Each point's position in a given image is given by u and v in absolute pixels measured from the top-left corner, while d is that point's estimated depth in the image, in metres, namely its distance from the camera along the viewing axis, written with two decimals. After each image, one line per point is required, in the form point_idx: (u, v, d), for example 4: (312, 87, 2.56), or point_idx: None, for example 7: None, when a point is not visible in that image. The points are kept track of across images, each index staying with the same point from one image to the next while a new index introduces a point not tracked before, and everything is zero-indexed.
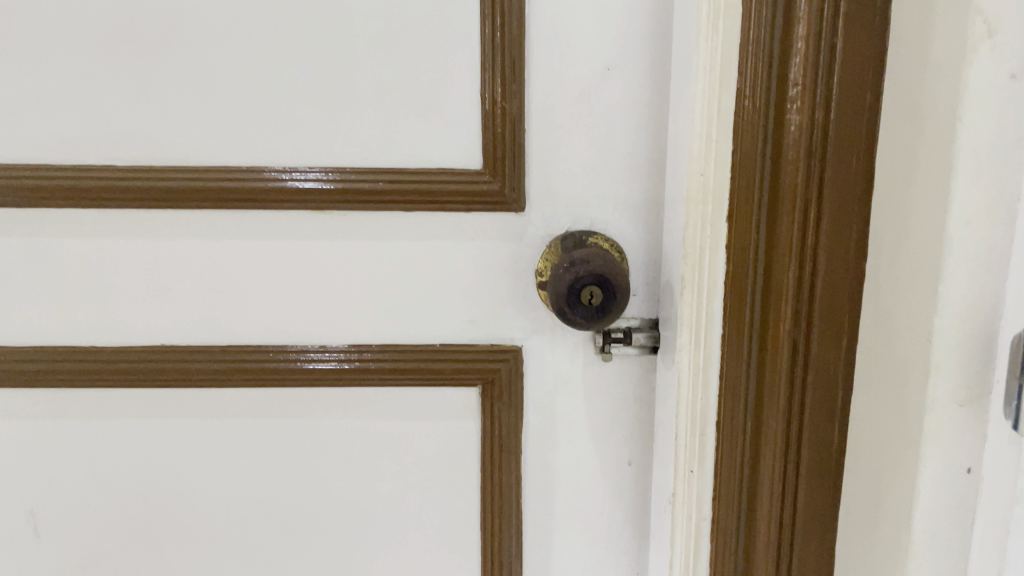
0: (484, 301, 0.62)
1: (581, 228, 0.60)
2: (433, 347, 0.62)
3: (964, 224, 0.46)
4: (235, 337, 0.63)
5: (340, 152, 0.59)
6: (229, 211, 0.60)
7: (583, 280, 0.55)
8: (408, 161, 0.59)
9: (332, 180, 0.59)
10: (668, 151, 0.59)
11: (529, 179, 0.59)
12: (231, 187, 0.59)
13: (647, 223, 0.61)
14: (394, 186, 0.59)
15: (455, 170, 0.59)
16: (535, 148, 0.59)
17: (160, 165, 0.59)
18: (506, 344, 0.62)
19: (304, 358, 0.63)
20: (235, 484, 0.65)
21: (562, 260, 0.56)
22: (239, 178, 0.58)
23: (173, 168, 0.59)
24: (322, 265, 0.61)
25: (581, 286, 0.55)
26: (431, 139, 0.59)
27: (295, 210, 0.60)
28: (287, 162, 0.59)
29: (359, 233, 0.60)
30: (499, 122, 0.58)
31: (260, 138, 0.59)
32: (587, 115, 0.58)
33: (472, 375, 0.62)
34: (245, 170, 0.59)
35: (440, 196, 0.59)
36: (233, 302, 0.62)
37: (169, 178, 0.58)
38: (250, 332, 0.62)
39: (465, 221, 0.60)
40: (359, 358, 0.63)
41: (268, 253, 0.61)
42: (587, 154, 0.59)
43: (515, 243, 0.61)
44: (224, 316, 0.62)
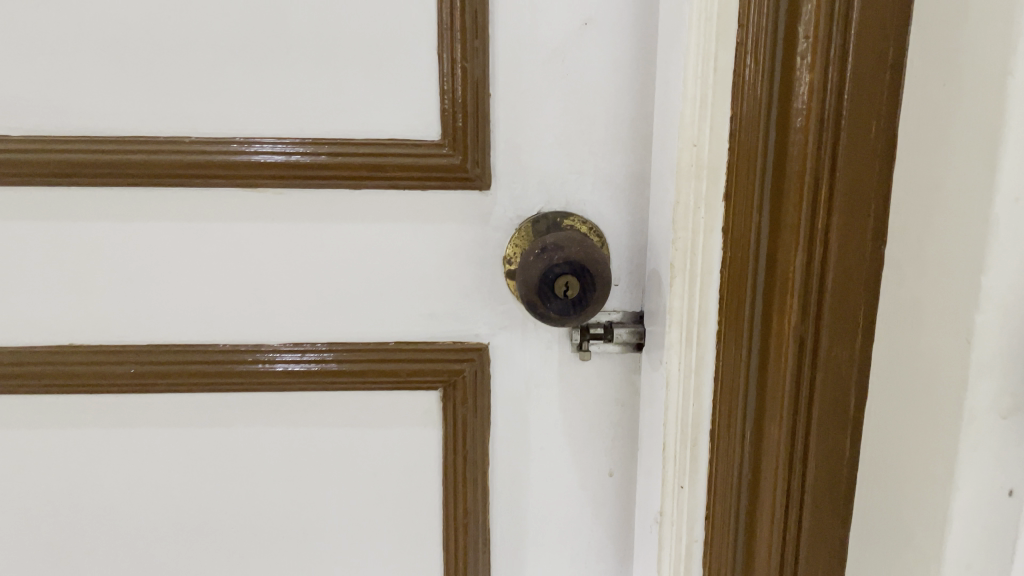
0: (444, 293, 0.54)
1: (555, 209, 0.53)
2: (387, 345, 0.55)
3: (1015, 194, 0.36)
4: (159, 335, 0.54)
5: (275, 120, 0.51)
6: (146, 189, 0.52)
7: (557, 269, 0.47)
8: (354, 131, 0.51)
9: (267, 153, 0.50)
10: (655, 119, 0.51)
11: (495, 153, 0.52)
12: (147, 161, 0.50)
13: (631, 202, 0.53)
14: (339, 160, 0.51)
15: (409, 142, 0.51)
16: (501, 116, 0.51)
17: (62, 137, 0.50)
18: (470, 342, 0.55)
19: (239, 359, 0.55)
20: (164, 500, 0.58)
21: (535, 245, 0.49)
22: (156, 151, 0.50)
23: (78, 140, 0.50)
24: (257, 253, 0.53)
25: (554, 275, 0.47)
26: (380, 105, 0.51)
27: (225, 189, 0.52)
28: (213, 133, 0.51)
29: (299, 215, 0.52)
30: (460, 86, 0.50)
31: (180, 105, 0.50)
32: (561, 76, 0.50)
33: (432, 377, 0.55)
34: (164, 141, 0.50)
35: (392, 172, 0.51)
36: (154, 295, 0.54)
37: (73, 150, 0.50)
38: (176, 330, 0.54)
39: (422, 201, 0.52)
40: (303, 358, 0.55)
41: (195, 239, 0.53)
42: (562, 123, 0.51)
43: (480, 226, 0.53)
44: (146, 312, 0.54)
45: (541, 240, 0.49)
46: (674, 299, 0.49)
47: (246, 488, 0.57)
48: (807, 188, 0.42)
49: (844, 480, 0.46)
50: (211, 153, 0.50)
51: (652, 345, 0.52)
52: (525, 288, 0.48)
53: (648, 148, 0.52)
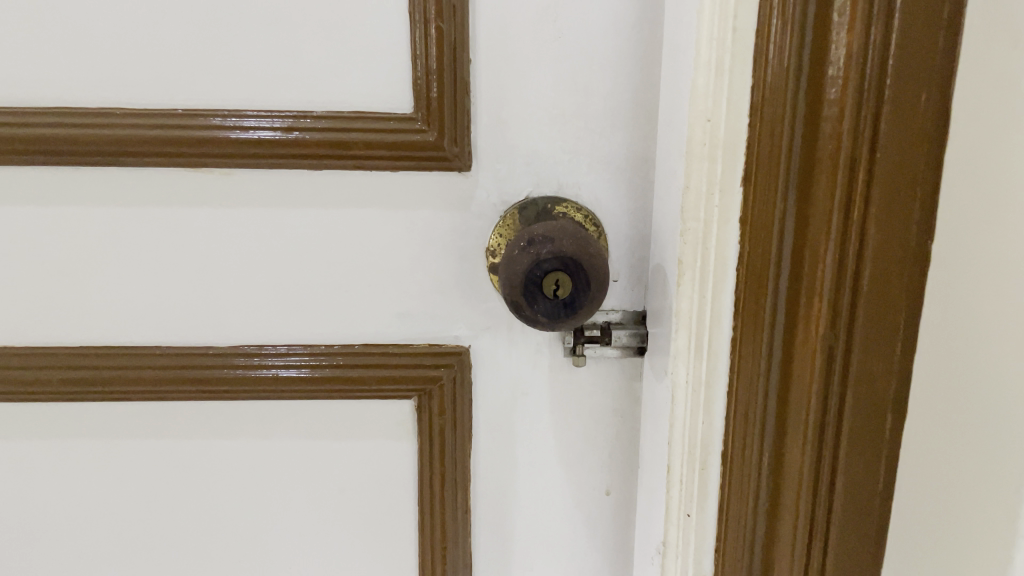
0: (419, 289, 0.47)
1: (546, 194, 0.46)
2: (354, 348, 0.48)
3: None
4: (94, 336, 0.48)
5: (221, 89, 0.44)
6: (76, 168, 0.45)
7: (540, 275, 0.40)
8: (313, 102, 0.44)
9: (212, 127, 0.43)
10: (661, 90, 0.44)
11: (476, 129, 0.45)
12: (75, 135, 0.43)
13: (633, 186, 0.46)
14: (295, 137, 0.44)
15: (376, 115, 0.44)
16: (483, 86, 0.44)
17: None
18: (449, 345, 0.48)
19: (185, 364, 0.48)
20: (104, 519, 0.51)
21: (523, 235, 0.42)
22: (84, 123, 0.43)
23: None
24: (204, 244, 0.46)
25: (535, 283, 0.40)
26: (343, 72, 0.44)
27: (165, 170, 0.45)
28: (149, 104, 0.44)
29: (251, 200, 0.45)
30: (434, 49, 0.43)
31: (112, 71, 0.43)
32: (552, 41, 0.43)
33: (405, 384, 0.48)
34: (93, 112, 0.43)
35: (357, 150, 0.44)
36: (88, 290, 0.47)
37: None
38: (113, 329, 0.48)
39: (392, 184, 0.45)
40: (259, 363, 0.48)
41: (131, 228, 0.46)
42: (553, 95, 0.44)
43: (459, 214, 0.46)
44: (78, 310, 0.47)
45: (530, 232, 0.42)
46: (682, 300, 0.42)
47: (197, 505, 0.51)
48: (840, 172, 0.35)
49: (878, 509, 0.40)
50: (147, 129, 0.43)
51: (656, 350, 0.46)
52: (504, 292, 0.41)
53: (653, 123, 0.45)
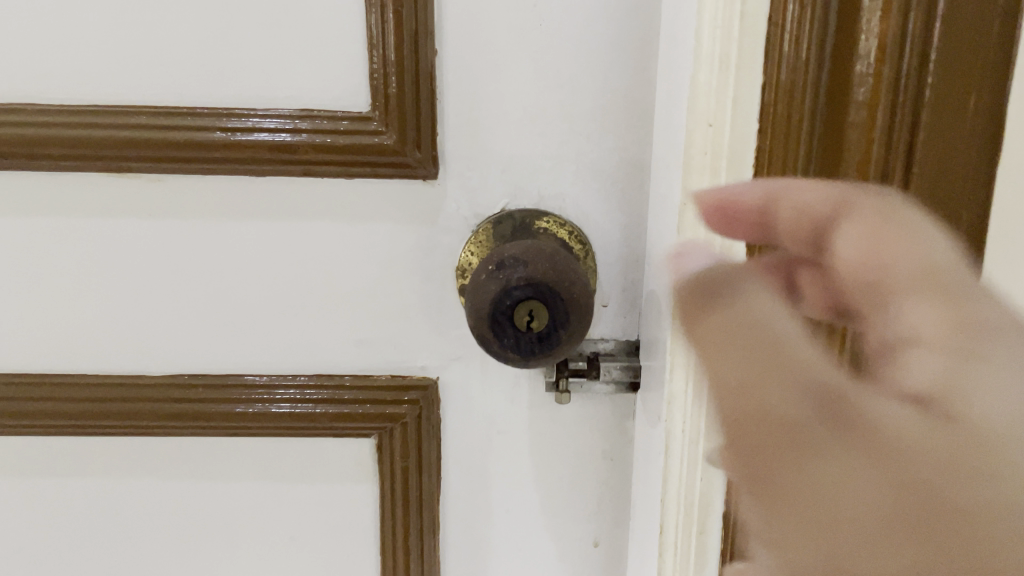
0: (381, 313, 0.41)
1: (525, 207, 0.40)
2: (305, 381, 0.42)
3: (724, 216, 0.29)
4: (8, 365, 0.42)
5: (144, 80, 0.37)
6: None
7: (510, 311, 0.34)
8: (253, 98, 0.38)
9: (133, 126, 0.37)
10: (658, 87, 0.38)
11: (444, 130, 0.39)
12: None
13: (625, 198, 0.40)
14: (232, 139, 0.38)
15: (324, 114, 0.38)
16: (451, 81, 0.38)
17: None
18: (414, 376, 0.42)
19: (110, 398, 0.42)
20: (26, 569, 0.45)
21: (492, 260, 0.36)
22: None
23: None
24: (130, 260, 0.40)
25: (505, 320, 0.34)
26: (288, 64, 0.37)
27: (84, 174, 0.39)
28: (59, 98, 0.37)
29: (184, 211, 0.39)
30: (393, 38, 0.36)
31: (16, 59, 0.37)
32: (531, 28, 0.37)
33: (364, 421, 0.42)
34: None
35: (305, 155, 0.38)
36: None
37: None
38: (29, 357, 0.41)
39: (348, 194, 0.39)
40: (196, 397, 0.42)
41: (47, 241, 0.40)
42: (533, 92, 0.38)
43: (425, 228, 0.40)
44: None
45: (501, 256, 0.36)
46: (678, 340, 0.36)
47: (129, 556, 0.45)
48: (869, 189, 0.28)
49: None
50: (57, 128, 0.37)
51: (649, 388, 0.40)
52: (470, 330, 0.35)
53: (648, 124, 0.39)
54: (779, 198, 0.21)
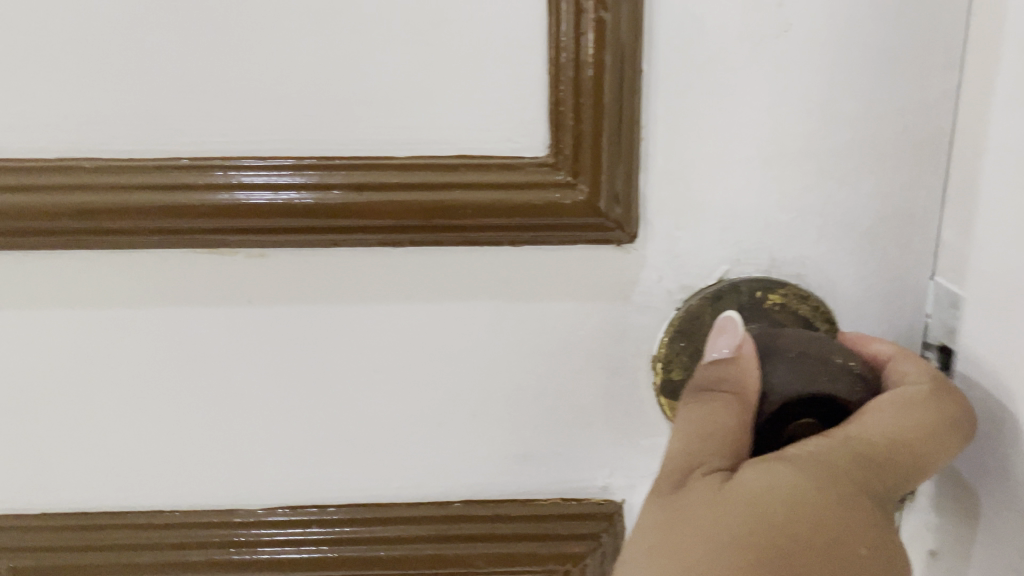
0: (550, 420, 0.31)
1: (754, 276, 0.29)
2: (450, 508, 0.32)
3: None
4: (67, 501, 0.32)
5: (249, 123, 0.28)
6: (34, 254, 0.29)
7: (801, 421, 0.24)
8: (395, 142, 0.28)
9: (234, 187, 0.28)
10: (942, 114, 0.28)
11: (649, 178, 0.28)
12: (28, 204, 0.28)
13: (887, 260, 0.30)
14: (368, 201, 0.28)
15: (491, 162, 0.28)
16: (659, 111, 0.28)
17: None
18: (593, 500, 0.32)
19: (193, 542, 0.32)
20: None
21: (817, 348, 0.25)
22: (45, 186, 0.28)
23: None
24: (227, 358, 0.30)
25: (797, 429, 0.24)
26: (444, 95, 0.27)
27: (168, 253, 0.29)
28: (137, 152, 0.28)
29: (297, 295, 0.30)
30: (592, 54, 0.26)
31: (83, 105, 0.27)
32: (771, 38, 0.27)
33: (528, 561, 0.32)
34: (57, 167, 0.28)
35: (467, 219, 0.28)
36: (56, 434, 0.31)
37: None
38: (95, 489, 0.32)
39: (513, 266, 0.29)
40: (307, 532, 0.32)
41: (113, 339, 0.30)
42: (766, 124, 0.28)
43: (615, 308, 0.30)
44: (30, 460, 0.31)
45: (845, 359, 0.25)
46: None
47: None
48: None
49: None
50: (134, 194, 0.28)
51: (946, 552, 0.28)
52: (755, 365, 0.24)
53: (931, 152, 0.28)
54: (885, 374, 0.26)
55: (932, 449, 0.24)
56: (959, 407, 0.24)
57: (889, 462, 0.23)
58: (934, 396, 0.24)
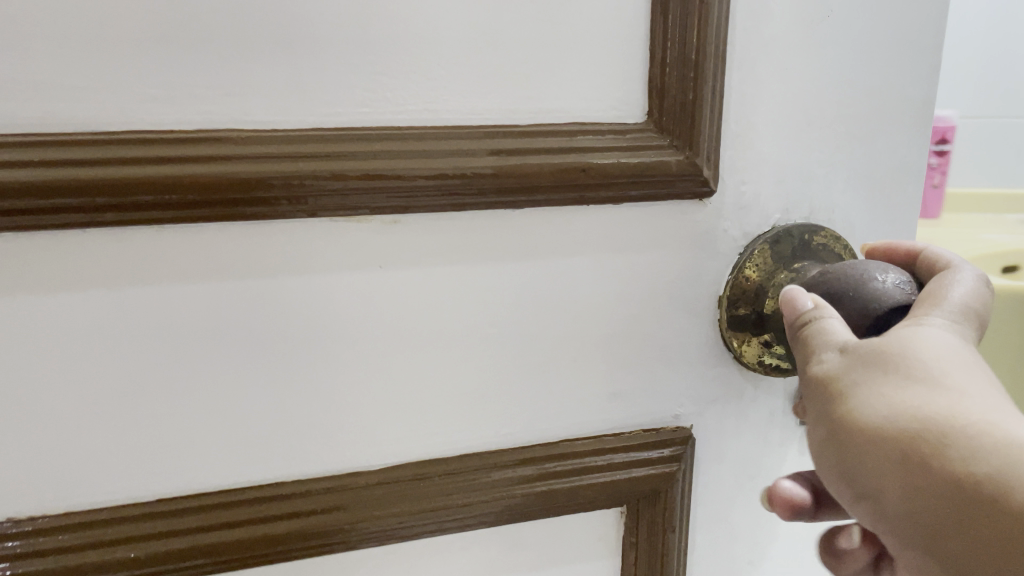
0: (638, 358, 0.35)
1: (799, 222, 0.35)
2: (551, 449, 0.35)
3: None
4: (179, 487, 0.30)
5: (394, 95, 0.29)
6: (163, 227, 0.27)
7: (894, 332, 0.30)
8: (520, 112, 0.31)
9: (384, 154, 0.29)
10: (929, 87, 0.36)
11: (727, 140, 0.33)
12: (171, 173, 0.26)
13: (888, 205, 0.37)
14: (504, 163, 0.30)
15: (604, 128, 0.32)
16: (737, 81, 0.33)
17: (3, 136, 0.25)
18: (669, 427, 0.36)
19: (311, 510, 0.32)
20: None
21: (858, 274, 0.31)
22: (189, 153, 0.27)
23: (39, 138, 0.25)
24: (354, 325, 0.31)
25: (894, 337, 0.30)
26: (567, 69, 0.31)
27: (304, 221, 0.29)
28: (286, 121, 0.28)
29: (424, 258, 0.31)
30: (697, 31, 0.31)
31: (231, 75, 0.27)
32: (821, 21, 0.33)
33: (618, 489, 0.36)
34: (203, 135, 0.27)
35: (588, 180, 0.31)
36: (174, 416, 0.30)
37: (27, 160, 0.25)
38: (210, 471, 0.31)
39: (615, 221, 0.33)
40: (422, 490, 0.33)
41: (242, 313, 0.29)
42: (813, 92, 0.34)
43: (693, 253, 0.34)
44: (139, 453, 0.30)
45: (889, 272, 0.31)
46: None
47: None
48: None
49: None
50: (286, 159, 0.28)
51: None
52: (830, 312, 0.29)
53: (921, 117, 0.36)
54: (926, 255, 0.33)
55: (988, 309, 0.29)
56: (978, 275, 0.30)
57: (957, 305, 0.28)
58: (966, 271, 0.30)
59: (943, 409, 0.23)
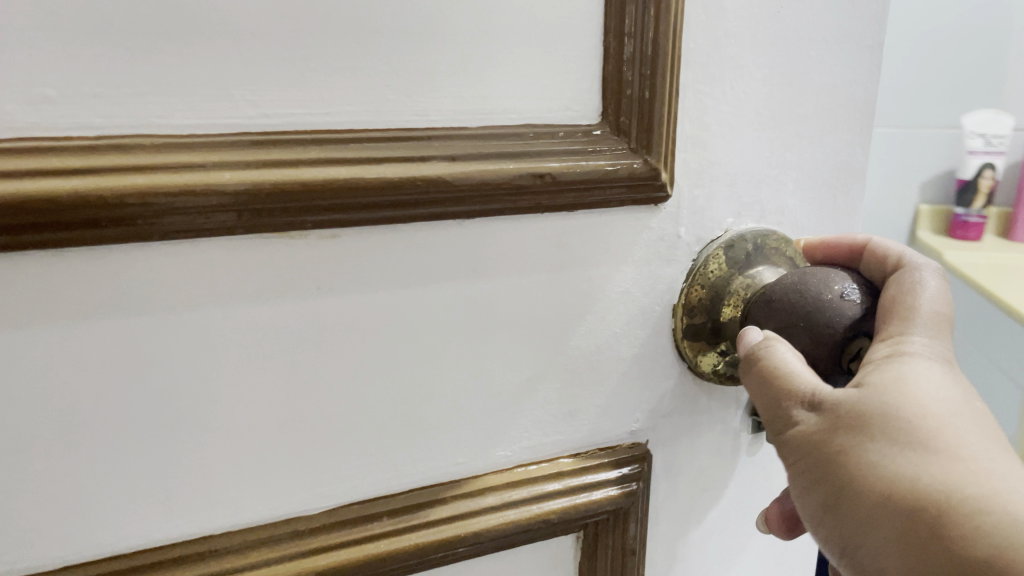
0: (593, 374, 0.33)
1: (751, 226, 0.34)
2: (506, 477, 0.32)
3: None
4: (89, 553, 0.26)
5: (331, 95, 0.26)
6: (62, 252, 0.23)
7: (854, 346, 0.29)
8: (468, 113, 0.28)
9: (321, 161, 0.25)
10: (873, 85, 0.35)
11: (682, 141, 0.32)
12: (71, 189, 0.22)
13: (832, 205, 0.36)
14: (454, 169, 0.27)
15: (556, 130, 0.29)
16: (691, 80, 0.31)
17: None
18: (625, 444, 0.34)
19: (246, 565, 0.28)
20: None
21: (809, 300, 0.29)
22: (92, 165, 0.22)
23: None
24: (290, 355, 0.27)
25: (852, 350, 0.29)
26: (518, 65, 0.28)
27: (230, 239, 0.25)
28: (206, 125, 0.24)
29: (366, 277, 0.28)
30: (653, 26, 0.29)
31: (140, 73, 0.23)
32: (774, 17, 0.32)
33: (578, 514, 0.33)
34: (108, 144, 0.23)
35: (543, 186, 0.29)
36: (81, 473, 0.25)
37: None
38: (126, 531, 0.26)
39: (569, 230, 0.31)
40: (371, 532, 0.30)
41: (158, 349, 0.25)
42: (765, 91, 0.33)
43: (647, 262, 0.33)
44: (38, 520, 0.25)
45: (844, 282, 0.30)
46: None
47: None
48: None
49: None
50: (211, 170, 0.24)
51: None
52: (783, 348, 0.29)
53: (866, 115, 0.35)
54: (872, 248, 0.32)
55: (951, 310, 0.28)
56: (937, 272, 0.29)
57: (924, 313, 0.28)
58: (926, 268, 0.29)
59: (933, 485, 0.24)
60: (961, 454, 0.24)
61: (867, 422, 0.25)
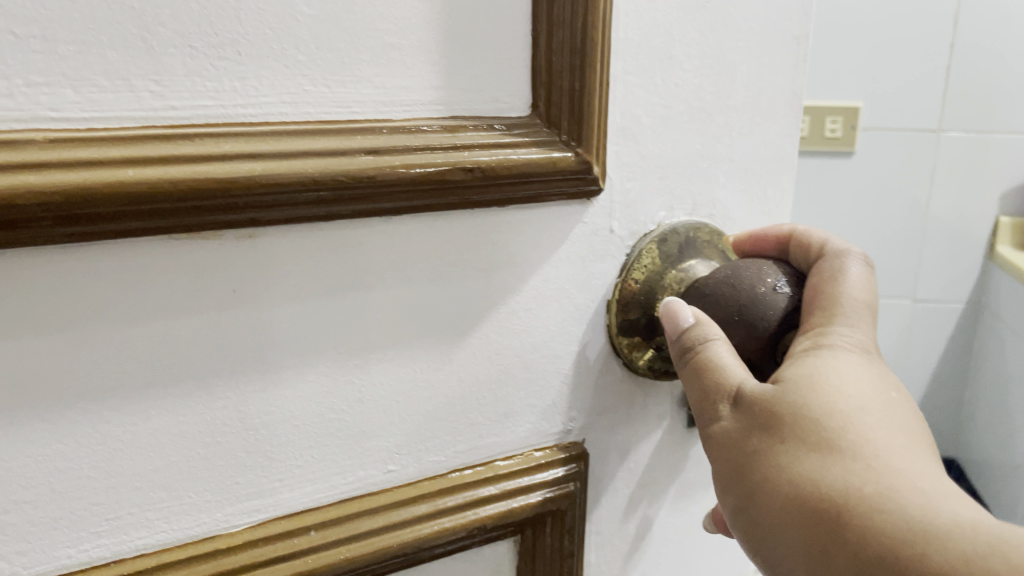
0: (528, 374, 0.32)
1: (682, 219, 0.34)
2: (440, 483, 0.31)
3: None
4: None
5: (243, 85, 0.24)
6: None
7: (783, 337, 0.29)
8: (393, 105, 0.26)
9: (233, 156, 0.23)
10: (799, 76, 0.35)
11: (614, 134, 0.31)
12: None
13: (761, 196, 0.36)
14: (378, 162, 0.26)
15: (484, 121, 0.28)
16: (623, 71, 0.30)
17: None
18: (561, 445, 0.34)
19: None
20: None
21: (742, 293, 0.29)
22: None
23: None
24: (204, 364, 0.25)
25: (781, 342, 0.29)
26: (443, 55, 0.27)
27: (134, 241, 0.23)
28: (105, 118, 0.22)
29: (286, 278, 0.26)
30: (583, 15, 0.28)
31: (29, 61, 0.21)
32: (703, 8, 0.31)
33: (515, 519, 0.33)
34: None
35: (472, 180, 0.28)
36: None
37: None
38: (27, 563, 0.24)
39: (501, 226, 0.30)
40: (300, 549, 0.28)
41: (55, 363, 0.23)
42: (695, 83, 0.32)
43: (581, 258, 0.32)
44: None
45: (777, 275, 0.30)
46: None
47: None
48: None
49: None
50: (107, 167, 0.22)
51: None
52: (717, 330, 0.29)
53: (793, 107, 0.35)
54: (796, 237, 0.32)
55: (873, 297, 0.29)
56: (861, 260, 0.30)
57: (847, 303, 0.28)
58: (850, 257, 0.30)
59: (835, 481, 0.24)
60: (862, 453, 0.24)
61: (777, 423, 0.26)
